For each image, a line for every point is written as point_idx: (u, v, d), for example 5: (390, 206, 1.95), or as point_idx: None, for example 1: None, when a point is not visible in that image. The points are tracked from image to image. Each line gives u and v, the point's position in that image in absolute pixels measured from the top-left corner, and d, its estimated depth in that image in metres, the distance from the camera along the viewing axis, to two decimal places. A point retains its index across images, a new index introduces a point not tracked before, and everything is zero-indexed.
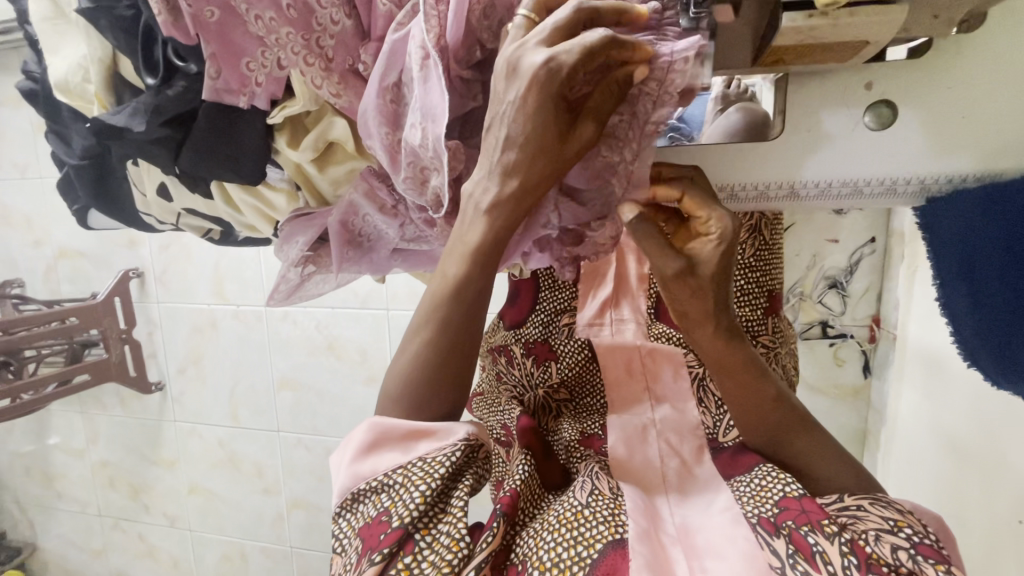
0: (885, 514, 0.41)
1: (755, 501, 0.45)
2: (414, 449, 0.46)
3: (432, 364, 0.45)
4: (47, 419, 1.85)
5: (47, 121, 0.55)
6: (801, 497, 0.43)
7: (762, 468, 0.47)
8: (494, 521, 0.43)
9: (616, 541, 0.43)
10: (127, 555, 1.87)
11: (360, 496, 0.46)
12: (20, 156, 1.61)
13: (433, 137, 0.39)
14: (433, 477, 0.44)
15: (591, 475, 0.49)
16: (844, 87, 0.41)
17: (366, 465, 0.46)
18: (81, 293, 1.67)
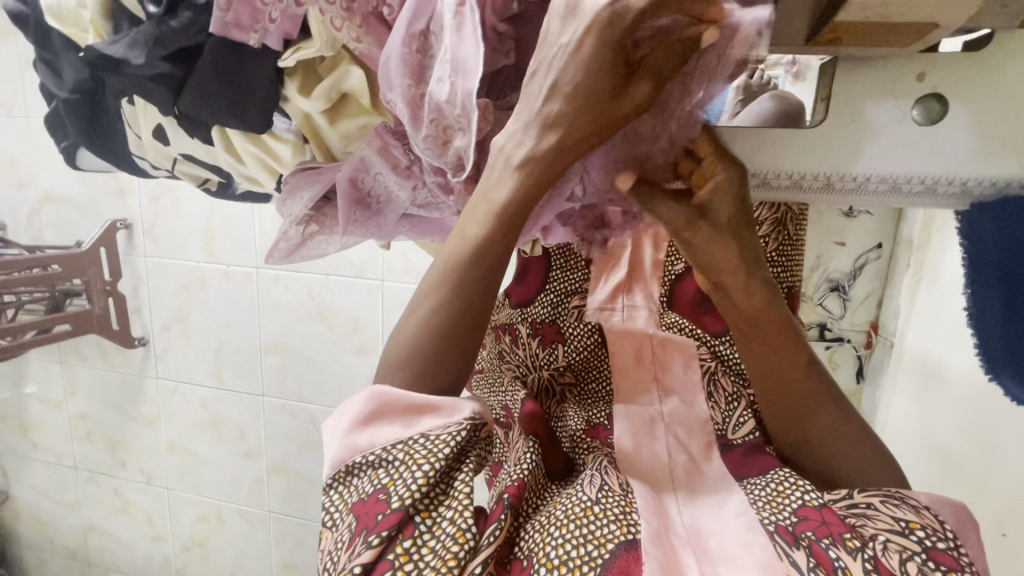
0: (897, 515, 0.40)
1: (772, 508, 0.43)
2: (415, 425, 0.44)
3: (438, 328, 0.44)
4: (24, 368, 1.81)
5: (36, 48, 0.51)
6: (820, 507, 0.42)
7: (780, 472, 0.46)
8: (501, 512, 0.43)
9: (627, 542, 0.42)
10: (101, 509, 1.86)
11: (353, 467, 0.44)
12: (6, 92, 1.54)
13: (462, 92, 0.37)
14: (436, 457, 0.42)
15: (599, 468, 0.48)
16: (895, 76, 0.39)
17: (363, 437, 0.44)
18: (65, 241, 1.62)
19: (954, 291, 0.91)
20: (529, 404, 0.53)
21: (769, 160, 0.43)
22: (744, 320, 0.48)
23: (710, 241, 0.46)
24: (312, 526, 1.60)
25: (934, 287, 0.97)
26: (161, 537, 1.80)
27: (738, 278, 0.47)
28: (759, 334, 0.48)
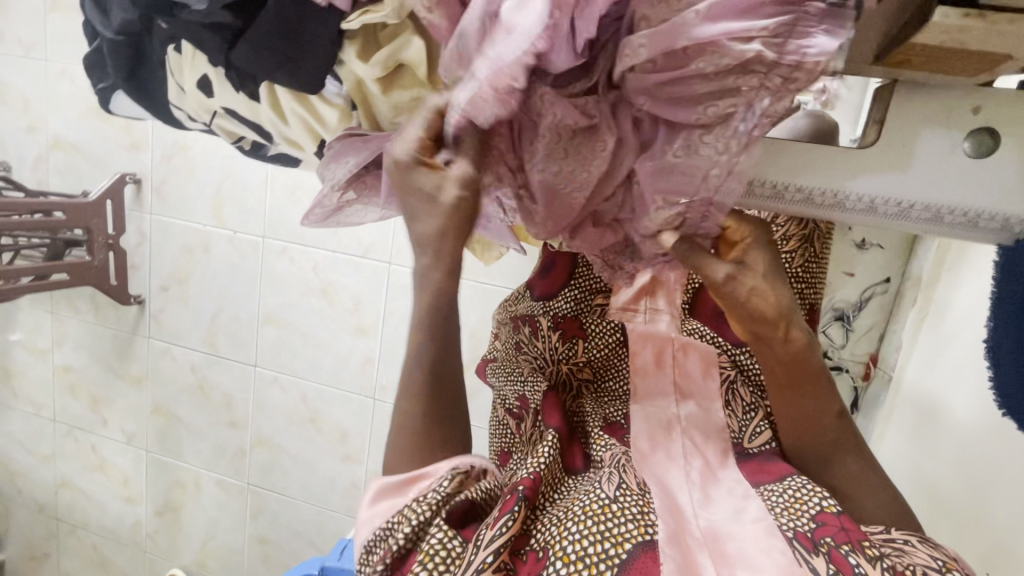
0: (933, 555, 0.43)
1: (790, 514, 0.44)
2: (411, 490, 0.52)
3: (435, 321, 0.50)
4: (14, 314, 1.78)
5: None
6: (839, 513, 0.43)
7: (796, 478, 0.46)
8: (512, 505, 0.45)
9: (643, 543, 0.43)
10: (76, 464, 1.82)
11: (371, 545, 0.52)
12: (28, 33, 1.51)
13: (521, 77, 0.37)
14: (421, 509, 0.50)
15: (617, 466, 0.48)
16: (951, 107, 0.40)
17: (373, 513, 0.53)
18: (70, 189, 1.59)
19: (959, 331, 0.91)
20: (549, 402, 0.53)
21: (809, 175, 0.43)
22: (784, 376, 0.47)
23: (751, 295, 0.44)
24: (291, 503, 1.59)
25: (938, 327, 0.98)
26: (134, 500, 1.78)
27: (779, 334, 0.46)
28: (795, 387, 0.48)
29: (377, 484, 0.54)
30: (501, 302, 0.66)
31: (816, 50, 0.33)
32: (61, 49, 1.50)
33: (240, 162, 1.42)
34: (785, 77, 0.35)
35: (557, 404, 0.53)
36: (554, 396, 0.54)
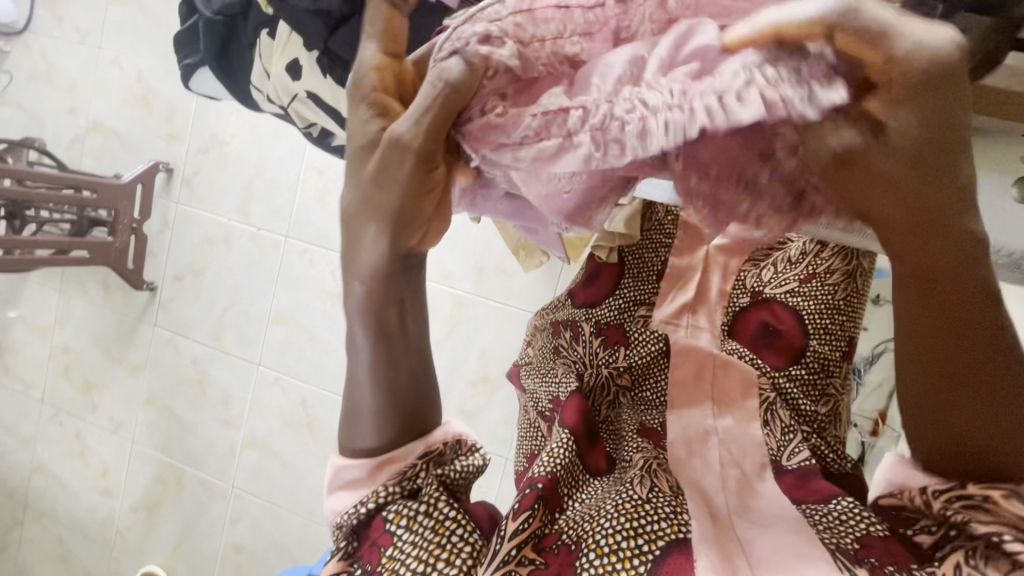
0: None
1: (834, 531, 0.43)
2: (379, 476, 0.47)
3: (376, 320, 0.43)
4: (20, 290, 1.77)
5: None
6: (884, 537, 0.41)
7: (843, 502, 0.45)
8: (531, 504, 0.44)
9: (678, 540, 0.42)
10: (56, 450, 1.77)
11: (341, 523, 0.48)
12: (86, 21, 1.58)
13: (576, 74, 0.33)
14: (395, 483, 0.47)
15: (648, 470, 0.48)
16: (1001, 155, 0.42)
17: (335, 495, 0.48)
18: (101, 172, 1.62)
19: None
20: (573, 402, 0.53)
21: None
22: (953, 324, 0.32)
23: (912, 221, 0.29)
24: (275, 511, 1.54)
25: None
26: (111, 492, 1.71)
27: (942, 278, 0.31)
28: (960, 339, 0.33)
29: (340, 464, 0.48)
30: (540, 309, 0.70)
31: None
32: (117, 38, 1.55)
33: (275, 161, 1.45)
34: None
35: (580, 405, 0.53)
36: (580, 395, 0.54)
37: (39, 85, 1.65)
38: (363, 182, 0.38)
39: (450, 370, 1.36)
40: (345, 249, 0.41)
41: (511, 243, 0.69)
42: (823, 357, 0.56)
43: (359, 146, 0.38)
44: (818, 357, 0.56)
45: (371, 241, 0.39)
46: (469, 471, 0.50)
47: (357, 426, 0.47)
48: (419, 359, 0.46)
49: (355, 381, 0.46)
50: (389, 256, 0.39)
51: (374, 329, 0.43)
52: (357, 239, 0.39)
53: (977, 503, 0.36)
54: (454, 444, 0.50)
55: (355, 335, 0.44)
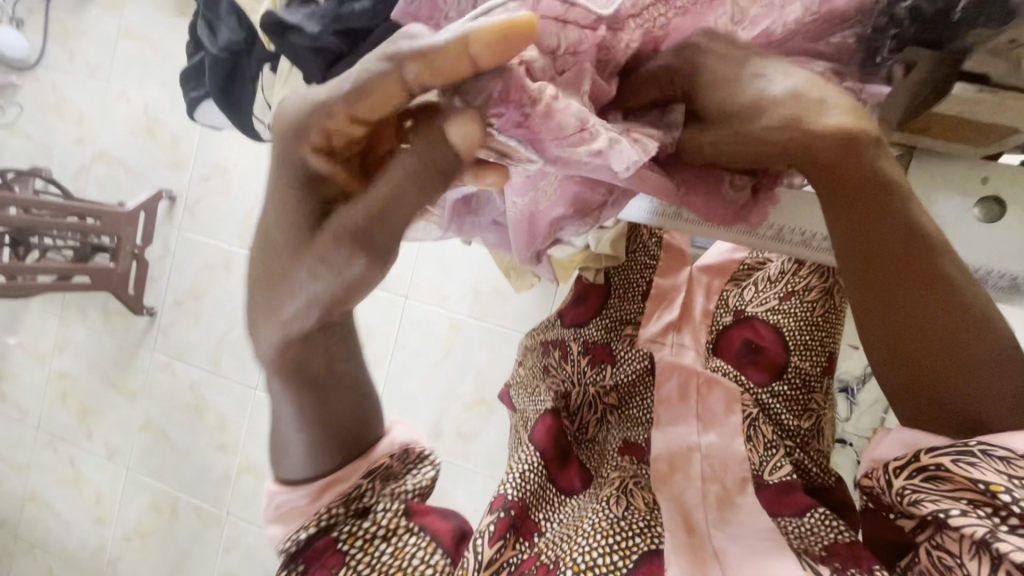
0: (975, 477, 0.34)
1: (805, 540, 0.46)
2: (322, 498, 0.44)
3: (304, 377, 0.39)
4: (20, 316, 1.78)
5: (204, 8, 0.58)
6: (850, 543, 0.44)
7: (817, 513, 0.48)
8: (504, 532, 0.44)
9: (650, 553, 0.44)
10: (49, 478, 1.75)
11: (283, 551, 0.44)
12: (95, 56, 1.63)
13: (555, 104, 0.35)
14: (340, 503, 0.44)
15: (624, 489, 0.50)
16: (958, 178, 0.45)
17: (274, 524, 0.44)
18: (105, 200, 1.65)
19: None
20: (544, 422, 0.53)
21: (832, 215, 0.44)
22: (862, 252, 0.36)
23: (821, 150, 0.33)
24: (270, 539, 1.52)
25: None
26: (103, 521, 1.69)
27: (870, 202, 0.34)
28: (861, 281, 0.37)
29: (276, 489, 0.44)
30: (531, 329, 0.71)
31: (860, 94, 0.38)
32: (125, 72, 1.61)
33: None
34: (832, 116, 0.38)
35: (551, 427, 0.53)
36: (554, 413, 0.55)
37: (48, 116, 1.70)
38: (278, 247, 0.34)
39: (446, 393, 1.37)
40: (259, 307, 0.37)
41: (502, 266, 0.71)
42: (805, 373, 0.57)
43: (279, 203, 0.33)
44: (800, 373, 0.57)
45: (295, 308, 0.35)
46: (423, 484, 0.48)
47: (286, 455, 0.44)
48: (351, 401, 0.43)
49: (284, 424, 0.42)
50: (316, 321, 0.36)
51: (303, 382, 0.40)
52: (277, 306, 0.35)
53: (932, 473, 0.36)
54: (400, 454, 0.47)
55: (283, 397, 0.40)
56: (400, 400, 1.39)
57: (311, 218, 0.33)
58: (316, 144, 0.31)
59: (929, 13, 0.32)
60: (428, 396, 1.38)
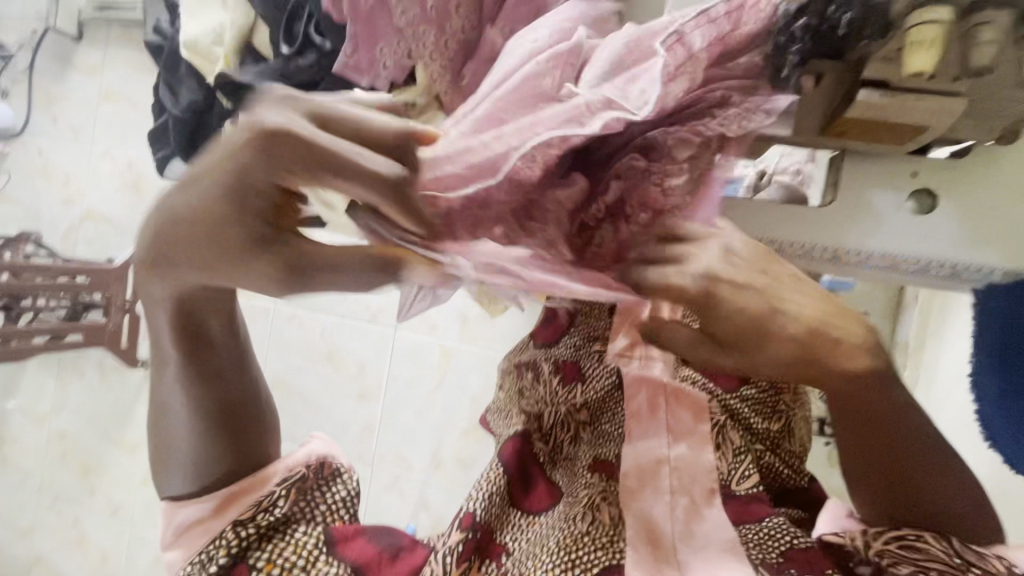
0: (949, 552, 0.41)
1: (762, 546, 0.48)
2: (227, 512, 0.47)
3: (193, 339, 0.41)
4: (18, 379, 1.79)
5: (166, 73, 0.64)
6: (806, 550, 0.47)
7: (774, 519, 0.50)
8: (470, 554, 0.48)
9: (610, 566, 0.47)
10: (54, 540, 1.73)
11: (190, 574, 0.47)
12: (78, 119, 1.68)
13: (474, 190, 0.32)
14: (256, 520, 0.48)
15: (590, 506, 0.51)
16: (893, 171, 0.47)
17: (173, 531, 0.47)
18: (96, 257, 1.68)
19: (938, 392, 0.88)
20: (511, 442, 0.56)
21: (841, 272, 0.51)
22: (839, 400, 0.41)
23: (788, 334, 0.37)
24: None
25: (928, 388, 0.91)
26: None
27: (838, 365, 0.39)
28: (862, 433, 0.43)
29: (172, 507, 0.47)
30: (509, 351, 0.72)
31: (771, 105, 0.34)
32: (108, 133, 1.65)
33: None
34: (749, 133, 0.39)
35: (517, 449, 0.55)
36: (518, 437, 0.57)
37: (36, 181, 1.74)
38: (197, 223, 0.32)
39: (443, 420, 1.37)
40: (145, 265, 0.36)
41: None
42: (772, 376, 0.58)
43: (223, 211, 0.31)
44: None
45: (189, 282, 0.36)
46: (343, 501, 0.53)
47: (169, 465, 0.46)
48: (250, 394, 0.47)
49: (160, 382, 0.43)
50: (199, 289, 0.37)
51: (184, 336, 0.41)
52: (171, 271, 0.35)
53: (910, 541, 0.43)
54: (317, 465, 0.52)
55: (165, 342, 0.41)
56: (397, 431, 1.39)
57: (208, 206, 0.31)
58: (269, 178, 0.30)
59: (822, 30, 0.33)
60: (423, 425, 1.38)
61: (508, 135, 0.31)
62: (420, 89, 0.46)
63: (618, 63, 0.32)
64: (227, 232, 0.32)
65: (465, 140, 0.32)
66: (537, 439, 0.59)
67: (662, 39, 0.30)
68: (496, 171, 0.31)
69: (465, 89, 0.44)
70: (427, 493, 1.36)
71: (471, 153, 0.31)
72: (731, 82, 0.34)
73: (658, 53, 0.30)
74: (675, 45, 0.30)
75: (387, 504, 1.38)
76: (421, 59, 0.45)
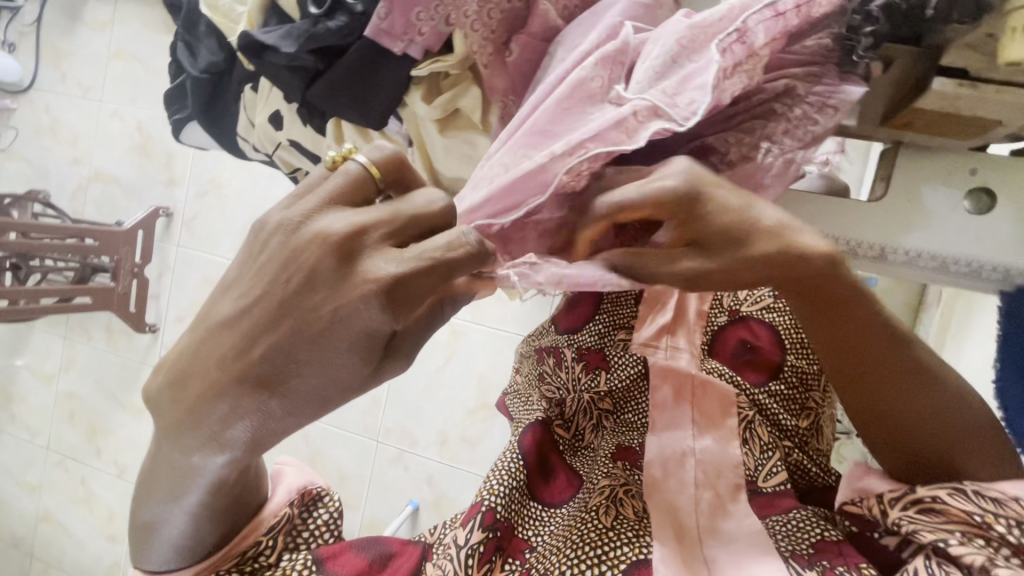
0: (969, 509, 0.37)
1: (790, 539, 0.45)
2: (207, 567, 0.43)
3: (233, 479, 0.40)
4: (26, 337, 1.80)
5: (183, 30, 0.59)
6: (837, 541, 0.44)
7: (802, 512, 0.48)
8: (491, 554, 0.47)
9: (638, 561, 0.44)
10: (62, 497, 1.75)
11: None
12: (86, 76, 1.64)
13: (537, 174, 0.35)
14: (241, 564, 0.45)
15: (613, 499, 0.50)
16: (950, 167, 0.44)
17: None
18: (104, 218, 1.66)
19: None
20: (532, 430, 0.55)
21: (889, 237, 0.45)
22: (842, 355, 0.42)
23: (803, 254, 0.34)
24: None
25: None
26: (116, 539, 1.67)
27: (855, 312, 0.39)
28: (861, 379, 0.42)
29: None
30: (525, 336, 0.71)
31: (843, 96, 0.36)
32: (116, 91, 1.61)
33: (271, 202, 1.47)
34: (815, 119, 0.37)
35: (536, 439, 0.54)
36: (540, 424, 0.56)
37: (43, 138, 1.71)
38: (293, 392, 0.34)
39: (450, 398, 1.37)
40: (193, 420, 0.35)
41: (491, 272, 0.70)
42: (803, 372, 0.57)
43: (337, 361, 0.34)
44: (796, 372, 0.57)
45: (243, 429, 0.35)
46: (327, 525, 0.50)
47: (159, 551, 0.42)
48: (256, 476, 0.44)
49: (169, 504, 0.40)
50: (256, 433, 0.35)
51: (213, 478, 0.38)
52: (234, 419, 0.35)
53: (928, 503, 0.39)
54: (298, 499, 0.49)
55: (198, 480, 0.38)
56: (404, 407, 1.39)
57: (313, 373, 0.34)
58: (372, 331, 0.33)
59: (904, 9, 0.33)
60: (430, 401, 1.38)
61: (552, 155, 0.35)
62: (458, 57, 0.45)
63: (666, 65, 0.35)
64: (331, 382, 0.34)
65: (511, 166, 0.36)
66: (559, 426, 0.59)
67: (720, 39, 0.33)
68: (545, 188, 0.35)
69: (509, 65, 0.45)
70: (432, 469, 1.36)
71: (522, 174, 0.35)
72: (800, 65, 0.38)
73: (711, 55, 0.33)
74: (734, 45, 0.34)
75: (391, 478, 1.39)
76: (459, 27, 0.43)
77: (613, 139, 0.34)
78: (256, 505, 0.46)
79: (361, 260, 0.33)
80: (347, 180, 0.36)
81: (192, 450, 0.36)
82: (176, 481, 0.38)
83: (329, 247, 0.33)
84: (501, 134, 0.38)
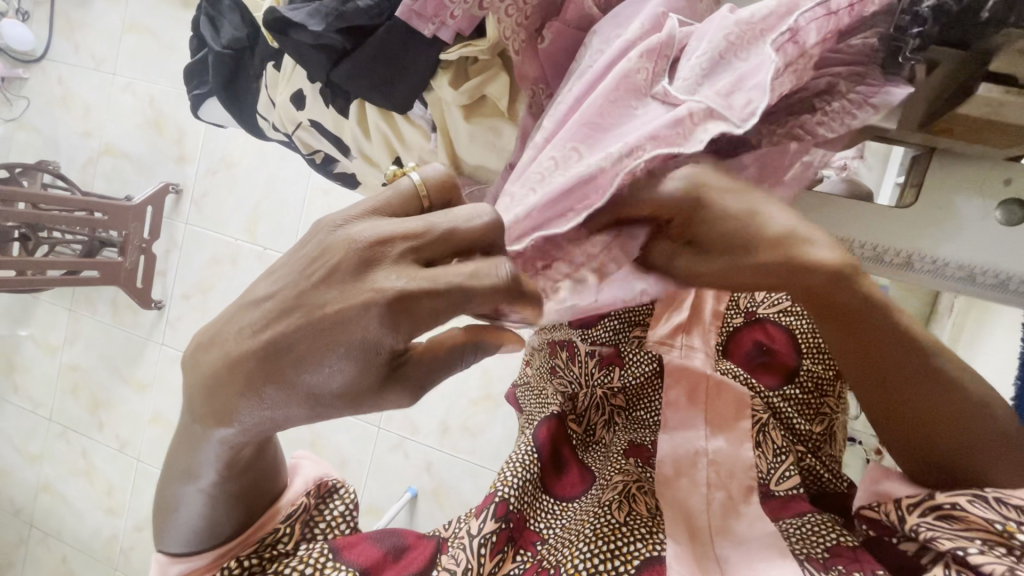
0: (988, 517, 0.36)
1: (806, 542, 0.45)
2: (226, 549, 0.44)
3: (246, 461, 0.40)
4: (31, 308, 1.80)
5: (205, 4, 0.58)
6: (853, 547, 0.44)
7: (816, 516, 0.48)
8: (503, 545, 0.47)
9: (651, 558, 0.44)
10: (62, 468, 1.76)
11: None
12: (100, 49, 1.63)
13: (584, 175, 0.33)
14: (259, 551, 0.45)
15: (626, 495, 0.50)
16: (983, 176, 0.43)
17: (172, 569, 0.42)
18: (113, 192, 1.66)
19: None
20: (546, 424, 0.55)
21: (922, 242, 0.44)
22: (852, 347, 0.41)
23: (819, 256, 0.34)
24: None
25: None
26: (115, 511, 1.68)
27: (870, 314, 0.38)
28: (872, 374, 0.42)
29: (166, 561, 0.43)
30: None
31: (883, 97, 0.36)
32: (130, 65, 1.60)
33: (281, 182, 1.47)
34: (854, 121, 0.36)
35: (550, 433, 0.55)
36: (554, 418, 0.56)
37: (54, 109, 1.70)
38: (297, 390, 0.33)
39: (454, 387, 1.37)
40: (207, 406, 0.35)
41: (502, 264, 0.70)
42: (819, 377, 0.57)
43: (347, 353, 0.32)
44: (813, 377, 0.57)
45: (253, 417, 0.35)
46: (343, 516, 0.50)
47: (177, 533, 0.42)
48: (272, 461, 0.44)
49: (185, 484, 0.40)
50: (264, 421, 0.35)
51: (226, 459, 0.38)
52: (245, 405, 0.34)
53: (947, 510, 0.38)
54: (315, 491, 0.49)
55: (204, 452, 0.38)
56: None
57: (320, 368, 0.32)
58: (387, 331, 0.32)
59: (953, 10, 0.32)
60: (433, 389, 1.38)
61: (600, 156, 0.33)
62: (489, 43, 0.44)
63: (713, 62, 0.34)
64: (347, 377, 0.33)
65: (560, 174, 0.34)
66: (572, 421, 0.59)
67: (774, 39, 0.33)
68: (602, 190, 0.33)
69: (541, 51, 0.44)
70: (432, 457, 1.37)
71: (573, 183, 0.33)
72: (841, 65, 0.37)
73: (766, 55, 0.33)
74: (787, 44, 0.34)
75: (391, 464, 1.39)
76: (493, 11, 0.42)
77: (671, 141, 0.32)
78: (273, 495, 0.46)
79: (377, 272, 0.32)
80: (398, 197, 0.35)
81: (199, 419, 0.36)
82: (188, 452, 0.38)
83: (354, 252, 0.32)
84: (545, 137, 0.38)
